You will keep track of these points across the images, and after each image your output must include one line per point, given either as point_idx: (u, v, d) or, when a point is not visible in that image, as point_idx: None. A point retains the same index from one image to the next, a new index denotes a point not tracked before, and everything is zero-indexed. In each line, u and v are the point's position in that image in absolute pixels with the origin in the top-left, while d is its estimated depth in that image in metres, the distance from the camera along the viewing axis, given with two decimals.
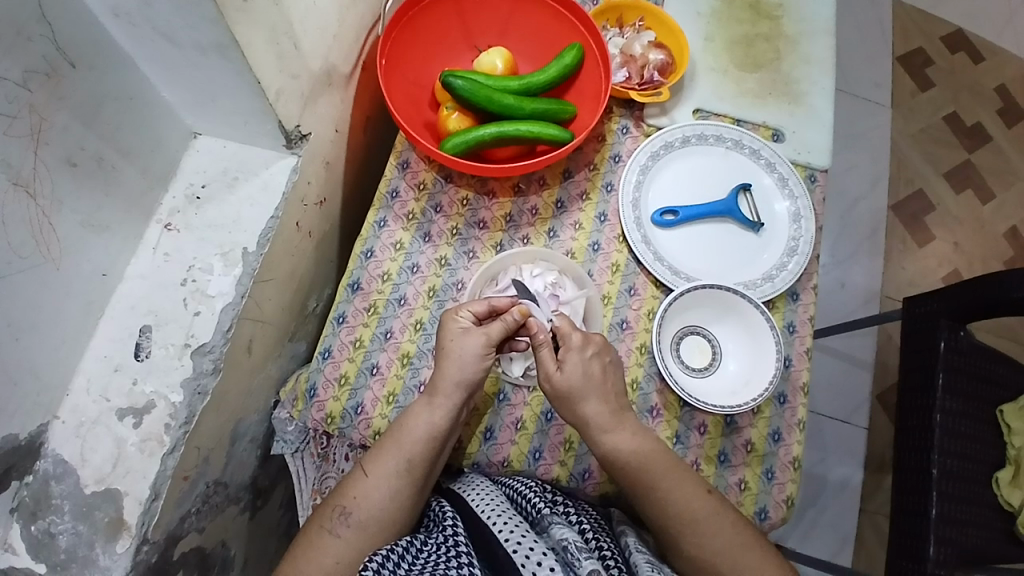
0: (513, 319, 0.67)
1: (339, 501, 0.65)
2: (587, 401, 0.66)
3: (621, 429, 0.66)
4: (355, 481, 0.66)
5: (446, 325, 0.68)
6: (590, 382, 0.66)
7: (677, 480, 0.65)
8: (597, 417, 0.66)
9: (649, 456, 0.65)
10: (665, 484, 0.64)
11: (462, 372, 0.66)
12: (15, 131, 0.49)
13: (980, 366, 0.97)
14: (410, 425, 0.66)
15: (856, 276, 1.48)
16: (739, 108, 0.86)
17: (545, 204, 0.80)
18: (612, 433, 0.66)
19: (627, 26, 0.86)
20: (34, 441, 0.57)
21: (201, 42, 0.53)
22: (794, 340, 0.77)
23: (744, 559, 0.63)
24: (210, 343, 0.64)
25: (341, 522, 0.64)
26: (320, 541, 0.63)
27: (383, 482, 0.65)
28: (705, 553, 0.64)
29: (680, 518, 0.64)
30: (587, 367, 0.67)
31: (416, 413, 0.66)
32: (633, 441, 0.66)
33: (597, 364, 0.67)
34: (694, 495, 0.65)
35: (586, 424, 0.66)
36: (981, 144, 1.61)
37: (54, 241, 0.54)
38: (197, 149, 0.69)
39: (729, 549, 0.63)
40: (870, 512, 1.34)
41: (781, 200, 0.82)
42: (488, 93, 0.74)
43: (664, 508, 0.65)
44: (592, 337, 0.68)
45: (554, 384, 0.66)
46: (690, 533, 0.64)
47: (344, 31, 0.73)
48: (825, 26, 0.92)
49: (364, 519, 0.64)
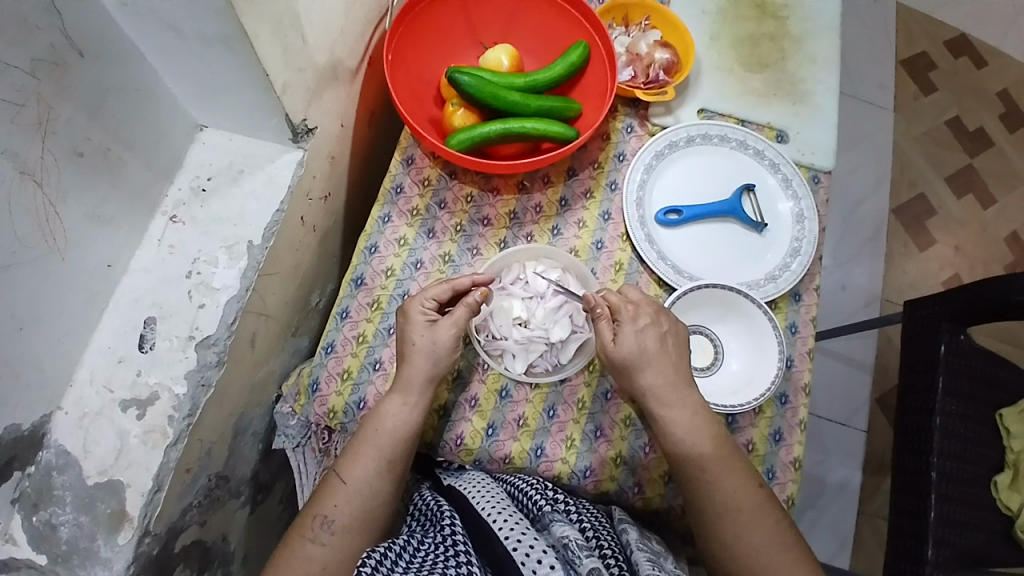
0: (475, 301, 0.68)
1: (319, 510, 0.64)
2: (646, 371, 0.67)
3: (681, 406, 0.67)
4: (332, 487, 0.65)
5: (410, 311, 0.69)
6: (647, 355, 0.67)
7: (730, 467, 0.65)
8: (657, 388, 0.67)
9: (706, 439, 0.66)
10: (718, 467, 0.65)
11: (433, 364, 0.67)
12: (22, 120, 0.49)
13: (980, 369, 0.97)
14: (383, 422, 0.66)
15: (856, 279, 1.48)
16: (744, 108, 0.86)
17: (549, 202, 0.81)
18: (671, 410, 0.67)
19: (633, 24, 0.86)
20: (37, 431, 0.57)
21: (208, 33, 0.53)
22: (796, 340, 0.77)
23: (777, 556, 0.64)
24: (214, 336, 0.64)
25: (324, 530, 0.63)
26: (305, 552, 0.63)
27: (362, 482, 0.65)
28: (740, 544, 0.64)
29: (726, 505, 0.64)
30: (643, 339, 0.67)
31: (388, 409, 0.66)
32: (694, 421, 0.66)
33: (653, 335, 0.68)
34: (741, 485, 0.65)
35: (647, 393, 0.67)
36: (982, 148, 1.61)
37: (59, 231, 0.54)
38: (202, 142, 0.69)
39: (767, 544, 0.64)
40: (869, 514, 1.34)
41: (784, 200, 0.82)
42: (494, 90, 0.74)
43: (710, 491, 0.65)
44: (645, 308, 0.69)
45: (609, 354, 0.68)
46: (731, 520, 0.64)
47: (350, 25, 0.72)
48: (830, 27, 0.92)
49: (347, 523, 0.64)
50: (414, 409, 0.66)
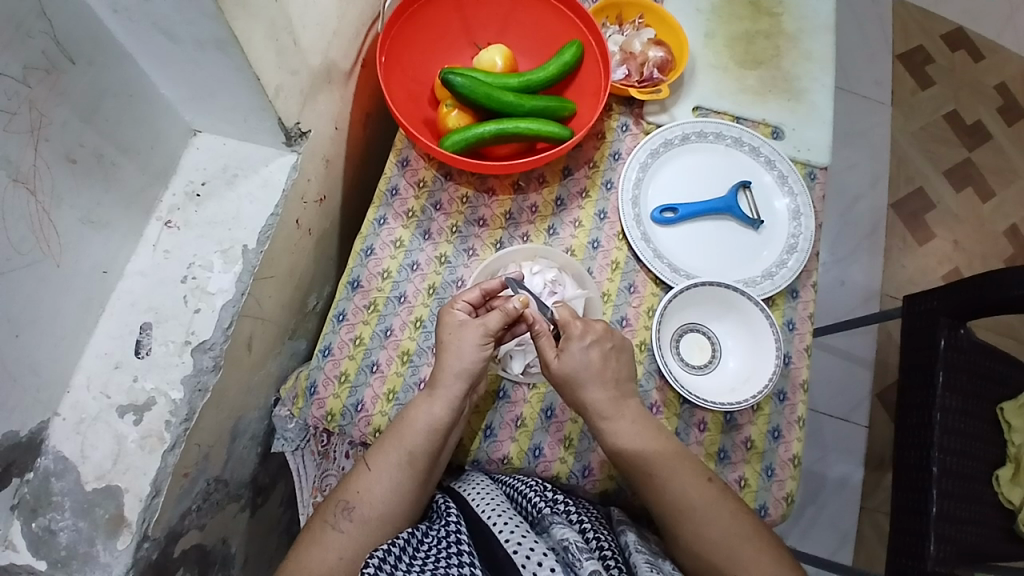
0: (513, 309, 0.67)
1: (342, 496, 0.65)
2: (588, 387, 0.66)
3: (620, 416, 0.67)
4: (358, 476, 0.66)
5: (446, 317, 0.69)
6: (590, 370, 0.66)
7: (676, 469, 0.65)
8: (599, 402, 0.66)
9: (648, 444, 0.66)
10: (663, 471, 0.65)
11: (462, 363, 0.66)
12: (14, 127, 0.49)
13: (979, 363, 0.97)
14: (411, 418, 0.66)
15: (856, 274, 1.48)
16: (739, 105, 0.86)
17: (545, 201, 0.81)
18: (612, 422, 0.66)
19: (627, 23, 0.86)
20: (34, 437, 0.57)
21: (201, 38, 0.53)
22: (794, 337, 0.77)
23: (743, 548, 0.62)
24: (211, 340, 0.64)
25: (344, 517, 0.64)
26: (323, 537, 0.63)
27: (386, 476, 0.65)
28: (702, 540, 0.63)
29: (679, 505, 0.64)
30: (588, 356, 0.66)
31: (417, 406, 0.66)
32: (633, 429, 0.66)
33: (597, 352, 0.67)
34: (692, 484, 0.64)
35: (589, 409, 0.66)
36: (981, 142, 1.61)
37: (53, 237, 0.54)
38: (197, 146, 0.69)
39: (727, 539, 0.63)
40: (871, 510, 1.34)
41: (780, 197, 0.82)
42: (488, 90, 0.74)
43: (663, 496, 0.65)
44: (592, 326, 0.68)
45: (552, 371, 0.67)
46: (687, 520, 0.64)
47: (344, 27, 0.72)
48: (825, 23, 0.92)
49: (367, 513, 0.64)
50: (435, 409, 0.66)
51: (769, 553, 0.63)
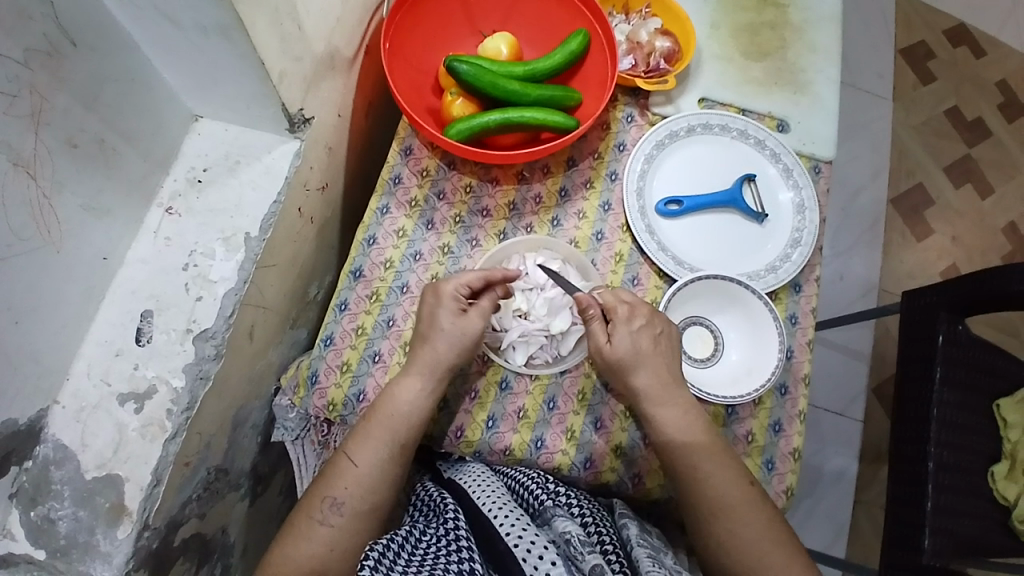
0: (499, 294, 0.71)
1: (328, 491, 0.64)
2: (639, 373, 0.67)
3: (670, 406, 0.67)
4: (342, 470, 0.65)
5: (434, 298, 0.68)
6: (640, 357, 0.67)
7: (720, 465, 0.65)
8: (647, 388, 0.67)
9: (697, 438, 0.66)
10: (709, 466, 0.65)
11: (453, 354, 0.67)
12: (16, 111, 0.48)
13: (978, 359, 0.97)
14: (394, 401, 0.66)
15: (854, 269, 1.48)
16: (745, 98, 0.85)
17: (549, 192, 0.80)
18: (662, 411, 0.67)
19: (633, 12, 0.85)
20: (34, 426, 0.57)
21: (204, 22, 0.52)
22: (796, 331, 0.77)
23: (772, 551, 0.63)
24: (212, 329, 0.63)
25: (332, 512, 0.63)
26: (310, 533, 0.62)
27: (374, 467, 0.65)
28: (735, 540, 0.64)
29: (718, 502, 0.64)
30: (637, 341, 0.67)
31: (400, 387, 0.66)
32: (683, 421, 0.66)
33: (647, 336, 0.68)
34: (733, 482, 0.65)
35: (638, 393, 0.67)
36: (981, 138, 1.61)
37: (53, 223, 0.53)
38: (198, 132, 0.68)
39: (760, 541, 0.64)
40: (865, 503, 1.35)
41: (785, 190, 0.82)
42: (493, 79, 0.73)
43: (704, 491, 0.65)
44: (640, 309, 0.69)
45: (605, 356, 0.68)
46: (724, 518, 0.64)
47: (348, 13, 0.71)
48: (831, 15, 0.91)
49: (356, 504, 0.64)
50: (423, 393, 0.66)
51: (797, 559, 0.64)
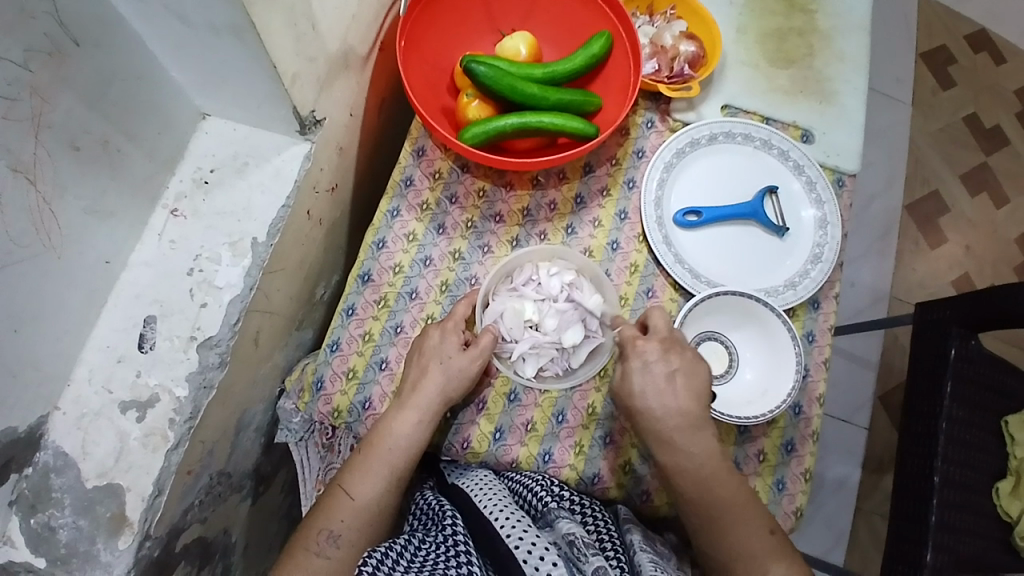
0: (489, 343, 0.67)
1: (324, 523, 0.62)
2: (652, 411, 0.66)
3: (685, 452, 0.65)
4: (338, 502, 0.63)
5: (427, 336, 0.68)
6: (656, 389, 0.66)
7: (737, 514, 0.64)
8: (664, 430, 0.66)
9: (712, 484, 0.64)
10: (723, 515, 0.64)
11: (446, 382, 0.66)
12: (15, 115, 0.46)
13: (990, 378, 0.96)
14: (390, 432, 0.65)
15: (865, 276, 1.46)
16: (769, 105, 0.82)
17: (564, 199, 0.78)
18: (677, 456, 0.65)
19: (657, 13, 0.82)
20: (34, 433, 0.55)
21: (215, 22, 0.50)
22: (813, 349, 0.76)
23: None
24: (217, 337, 0.62)
25: (330, 544, 0.62)
26: (306, 564, 0.61)
27: (372, 502, 0.64)
28: None
29: (735, 551, 0.63)
30: (656, 378, 0.66)
31: (395, 419, 0.65)
32: (698, 468, 0.65)
33: (663, 370, 0.66)
34: (752, 533, 0.63)
35: (656, 434, 0.66)
36: (999, 146, 1.58)
37: (55, 229, 0.51)
38: (205, 130, 0.66)
39: None
40: (866, 512, 1.35)
41: (807, 205, 0.79)
42: (511, 81, 0.70)
43: (720, 538, 0.64)
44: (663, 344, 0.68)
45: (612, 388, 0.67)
46: (741, 568, 0.63)
47: (363, 9, 0.69)
48: (860, 22, 0.88)
49: (353, 537, 0.62)
50: (421, 425, 0.65)
51: None
